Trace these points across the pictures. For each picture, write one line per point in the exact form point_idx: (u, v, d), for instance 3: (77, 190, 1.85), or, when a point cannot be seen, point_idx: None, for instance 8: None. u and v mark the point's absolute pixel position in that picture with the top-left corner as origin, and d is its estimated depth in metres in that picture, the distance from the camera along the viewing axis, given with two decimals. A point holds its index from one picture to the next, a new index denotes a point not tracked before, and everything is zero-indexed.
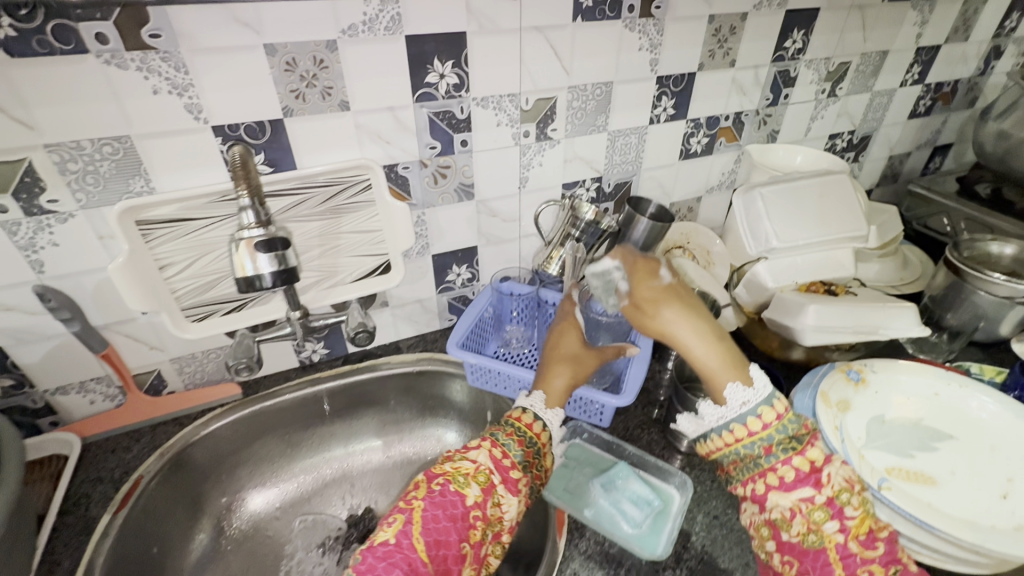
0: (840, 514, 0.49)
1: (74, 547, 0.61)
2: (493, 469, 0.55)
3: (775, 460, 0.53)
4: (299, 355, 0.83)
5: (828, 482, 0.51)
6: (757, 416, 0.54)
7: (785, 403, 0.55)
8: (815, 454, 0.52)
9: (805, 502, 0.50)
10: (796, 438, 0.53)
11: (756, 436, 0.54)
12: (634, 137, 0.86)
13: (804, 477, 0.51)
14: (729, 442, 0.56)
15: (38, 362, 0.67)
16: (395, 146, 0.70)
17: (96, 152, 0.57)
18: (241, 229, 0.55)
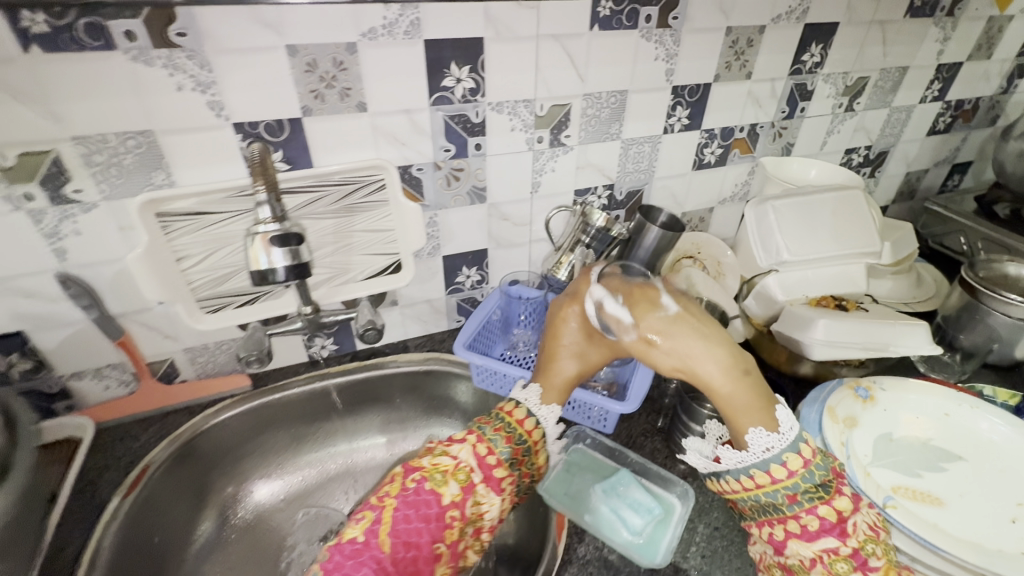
0: (863, 565, 0.49)
1: (82, 529, 0.62)
2: (476, 467, 0.55)
3: (797, 510, 0.51)
4: (308, 350, 0.85)
5: (852, 532, 0.50)
6: (779, 464, 0.51)
7: (811, 447, 0.53)
8: (841, 504, 0.51)
9: (827, 552, 0.50)
10: (823, 485, 0.51)
11: (780, 483, 0.51)
12: (648, 146, 0.87)
13: (829, 527, 0.50)
14: (749, 485, 0.53)
15: (57, 347, 0.69)
16: (410, 148, 0.72)
17: (121, 146, 0.59)
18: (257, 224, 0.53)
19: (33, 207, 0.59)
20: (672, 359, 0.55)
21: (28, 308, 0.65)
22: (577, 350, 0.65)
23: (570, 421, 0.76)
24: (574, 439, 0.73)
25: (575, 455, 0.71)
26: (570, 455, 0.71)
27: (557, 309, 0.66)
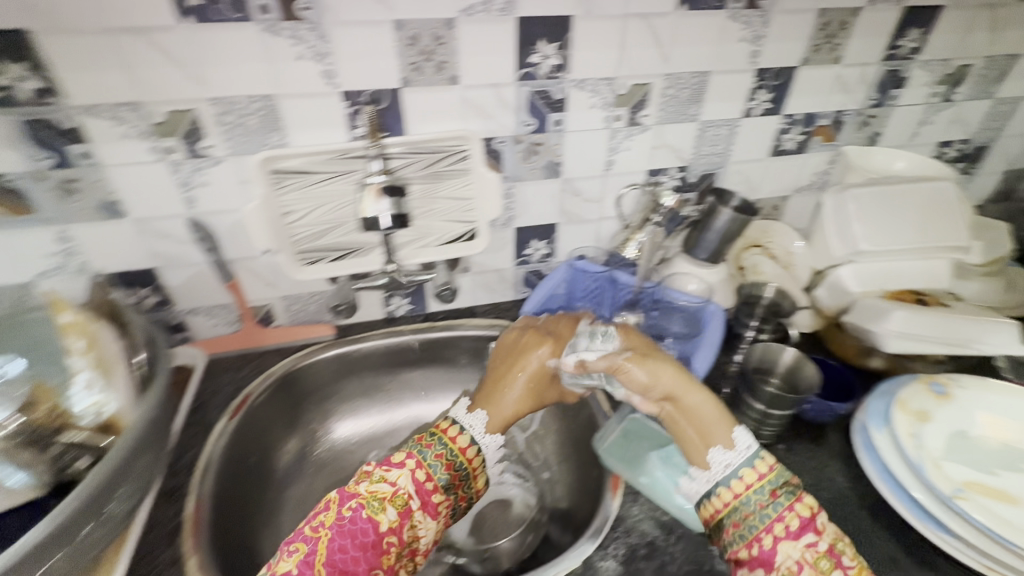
0: (841, 562, 0.49)
1: (197, 441, 0.72)
2: (414, 493, 0.54)
3: (777, 512, 0.51)
4: (386, 308, 0.92)
5: (824, 530, 0.50)
6: (743, 473, 0.53)
7: (768, 461, 0.54)
8: (811, 502, 0.52)
9: (810, 552, 0.49)
10: (791, 486, 0.52)
11: (753, 488, 0.52)
12: (725, 129, 0.87)
13: (806, 523, 0.50)
14: (730, 497, 0.53)
15: (180, 285, 0.79)
16: (494, 121, 0.76)
17: (248, 108, 0.66)
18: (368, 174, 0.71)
19: (173, 158, 0.68)
20: (631, 390, 0.60)
21: (162, 248, 0.75)
22: (524, 382, 0.64)
23: None
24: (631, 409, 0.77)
25: (634, 423, 0.74)
26: (628, 424, 0.74)
27: (521, 340, 0.68)
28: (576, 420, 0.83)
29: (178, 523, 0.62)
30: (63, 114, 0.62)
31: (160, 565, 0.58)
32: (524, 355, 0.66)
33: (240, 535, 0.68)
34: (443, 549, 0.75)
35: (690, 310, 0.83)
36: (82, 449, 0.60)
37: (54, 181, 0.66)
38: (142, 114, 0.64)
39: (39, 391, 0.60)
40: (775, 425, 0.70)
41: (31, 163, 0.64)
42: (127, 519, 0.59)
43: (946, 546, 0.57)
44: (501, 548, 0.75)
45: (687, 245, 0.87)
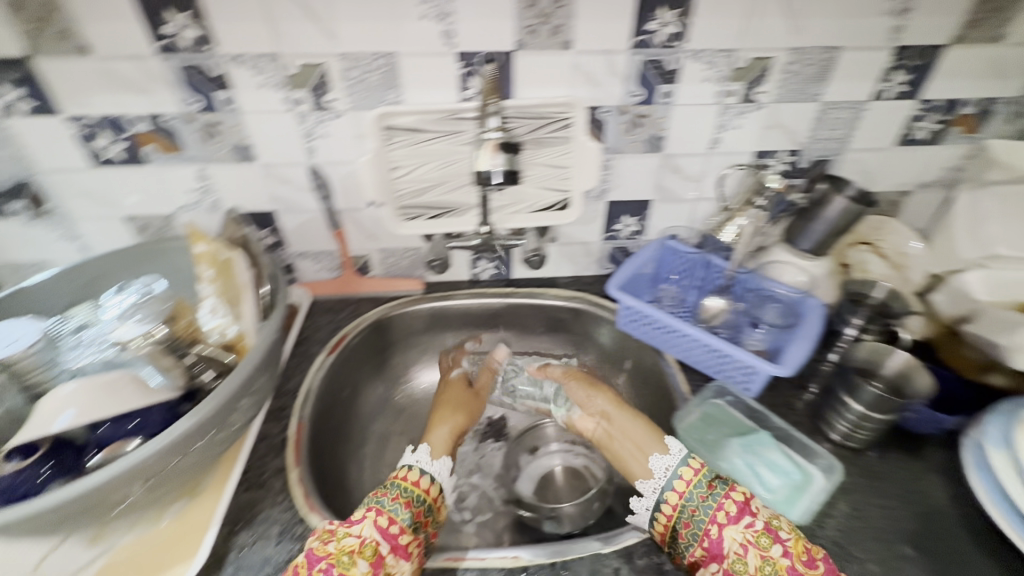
0: (779, 536, 0.54)
1: (299, 370, 0.79)
2: (382, 539, 0.55)
3: (716, 502, 0.57)
4: (472, 271, 0.95)
5: (758, 512, 0.56)
6: (681, 474, 0.61)
7: (699, 461, 0.63)
8: (742, 490, 0.58)
9: (750, 532, 0.54)
10: (727, 479, 0.59)
11: (693, 484, 0.60)
12: (849, 111, 0.80)
13: (741, 507, 0.56)
14: (676, 500, 0.59)
15: (293, 229, 0.86)
16: (602, 90, 0.75)
17: (371, 64, 0.70)
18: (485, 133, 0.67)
19: (301, 109, 0.73)
20: (572, 412, 0.76)
21: (281, 192, 0.81)
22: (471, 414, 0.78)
23: (712, 377, 0.77)
24: (715, 394, 0.75)
25: (713, 409, 0.73)
26: (706, 408, 0.72)
27: (449, 380, 0.84)
28: (651, 399, 0.83)
29: (282, 439, 0.69)
30: (214, 62, 0.68)
31: (267, 474, 0.65)
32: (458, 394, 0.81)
33: (331, 460, 0.74)
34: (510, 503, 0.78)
35: (788, 303, 0.80)
36: (209, 362, 0.68)
37: (200, 123, 0.73)
38: (278, 66, 0.69)
39: (179, 308, 0.70)
40: (868, 430, 0.67)
41: (185, 106, 0.72)
42: (243, 431, 0.66)
43: None
44: (564, 510, 0.73)
45: (791, 235, 0.82)
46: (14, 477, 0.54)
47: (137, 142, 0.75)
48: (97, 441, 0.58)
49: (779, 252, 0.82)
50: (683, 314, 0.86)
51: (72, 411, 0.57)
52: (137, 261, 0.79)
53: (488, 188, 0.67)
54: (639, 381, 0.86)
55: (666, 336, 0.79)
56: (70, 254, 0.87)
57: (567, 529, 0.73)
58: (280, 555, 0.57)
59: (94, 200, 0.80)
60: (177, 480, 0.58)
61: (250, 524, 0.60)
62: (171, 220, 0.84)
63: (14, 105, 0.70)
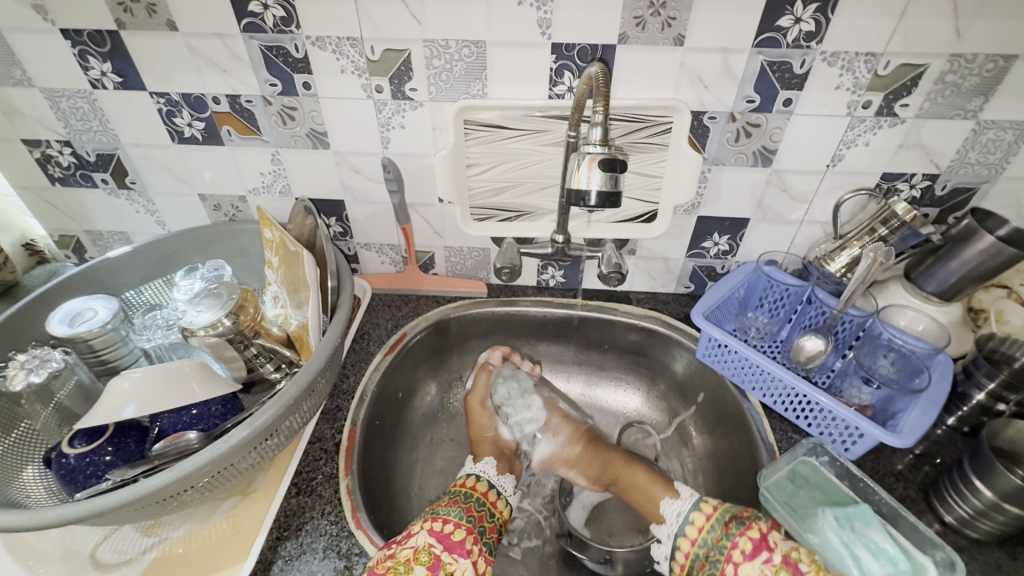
0: (798, 569, 0.53)
1: (357, 368, 0.77)
2: (436, 541, 0.57)
3: (730, 541, 0.58)
4: (539, 277, 0.89)
5: (776, 547, 0.56)
6: (692, 521, 0.63)
7: (710, 503, 0.63)
8: (759, 527, 0.58)
9: (767, 567, 0.54)
10: (742, 518, 0.59)
11: (706, 529, 0.61)
12: (1013, 133, 0.66)
13: (758, 544, 0.56)
14: (690, 546, 0.62)
15: (361, 220, 0.83)
16: (711, 93, 0.66)
17: (456, 54, 0.64)
18: (586, 144, 0.57)
19: (379, 98, 0.69)
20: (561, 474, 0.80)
21: (352, 182, 0.78)
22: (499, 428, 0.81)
23: (810, 431, 0.68)
24: (807, 451, 0.65)
25: (804, 468, 0.64)
26: (797, 466, 0.64)
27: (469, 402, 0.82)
28: (726, 440, 0.75)
29: (335, 442, 0.67)
30: (296, 43, 0.65)
31: (317, 480, 0.63)
32: (481, 413, 0.81)
33: (381, 470, 0.72)
34: (559, 535, 0.72)
35: (905, 353, 0.66)
36: (271, 355, 0.69)
37: (277, 107, 0.71)
38: (360, 51, 0.65)
39: (247, 296, 0.67)
40: (998, 523, 0.56)
41: (264, 88, 0.69)
42: (296, 435, 0.64)
43: None
44: (620, 553, 0.68)
45: (913, 272, 0.71)
46: (81, 460, 0.55)
47: (215, 121, 0.73)
48: (158, 427, 0.59)
49: (898, 289, 0.74)
50: (773, 350, 0.77)
51: (134, 404, 0.55)
52: (210, 241, 0.80)
53: (580, 208, 0.58)
54: (712, 417, 0.78)
55: (755, 377, 0.71)
56: (150, 227, 0.88)
57: (619, 573, 0.68)
58: (324, 571, 0.55)
59: (173, 176, 0.80)
60: (231, 481, 0.58)
61: (296, 533, 0.58)
62: (244, 201, 0.83)
63: (103, 79, 0.69)
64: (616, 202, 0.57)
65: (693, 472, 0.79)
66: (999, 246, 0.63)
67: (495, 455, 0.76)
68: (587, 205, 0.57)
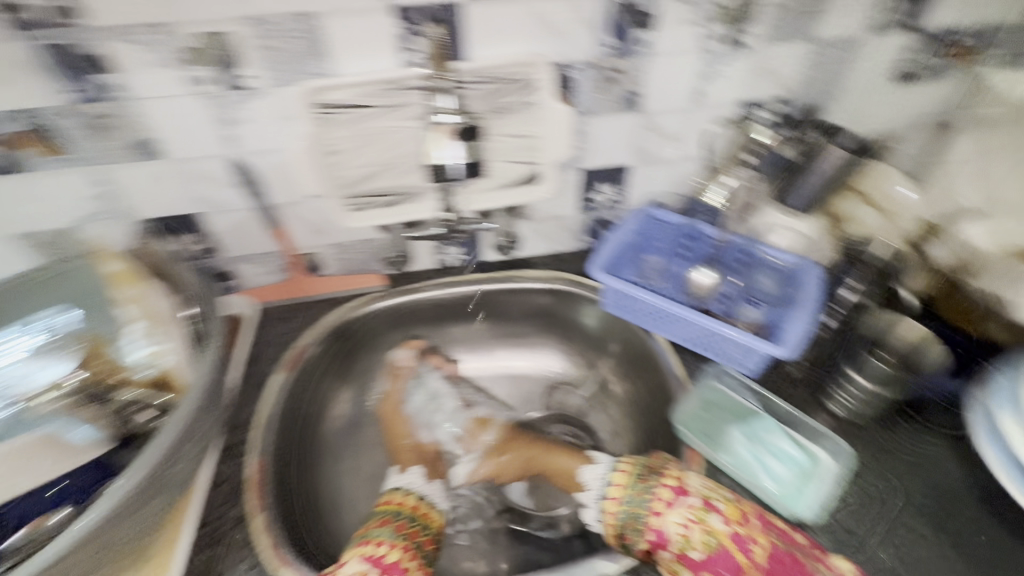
0: (715, 507, 0.54)
1: (254, 395, 0.70)
2: (370, 566, 0.54)
3: (652, 493, 0.57)
4: (439, 258, 0.85)
5: (694, 491, 0.56)
6: (613, 481, 0.62)
7: (626, 460, 0.64)
8: (676, 476, 0.58)
9: (689, 510, 0.54)
10: (657, 470, 0.60)
11: (626, 484, 0.60)
12: (844, 50, 0.71)
13: (677, 492, 0.56)
14: (614, 505, 0.59)
15: (227, 230, 0.74)
16: (570, 43, 0.64)
17: (289, 29, 0.57)
18: (438, 116, 0.63)
19: (210, 91, 0.60)
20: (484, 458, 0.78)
21: (205, 192, 0.69)
22: (416, 433, 0.79)
23: (711, 359, 0.72)
24: (712, 376, 0.71)
25: (714, 393, 0.68)
26: (707, 392, 0.68)
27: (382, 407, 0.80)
28: (644, 383, 0.78)
29: (241, 479, 0.61)
30: (86, 37, 0.54)
31: (228, 525, 0.58)
32: (396, 416, 0.79)
33: (301, 493, 0.67)
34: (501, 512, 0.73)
35: (780, 270, 0.74)
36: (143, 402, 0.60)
37: (85, 116, 0.59)
38: (171, 38, 0.56)
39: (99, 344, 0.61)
40: (866, 404, 0.64)
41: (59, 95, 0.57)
42: (191, 479, 0.58)
43: None
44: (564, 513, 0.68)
45: (784, 193, 0.76)
46: None
47: (7, 144, 0.60)
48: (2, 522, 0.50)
49: (771, 212, 0.76)
50: (671, 288, 0.79)
51: None
52: None
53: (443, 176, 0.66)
54: (627, 362, 0.81)
55: (659, 319, 0.72)
56: None
57: (564, 532, 0.71)
58: None
59: None
60: (119, 551, 0.51)
61: None
62: (66, 234, 0.69)
63: None
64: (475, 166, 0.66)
65: (620, 420, 0.81)
66: None
67: (422, 462, 0.75)
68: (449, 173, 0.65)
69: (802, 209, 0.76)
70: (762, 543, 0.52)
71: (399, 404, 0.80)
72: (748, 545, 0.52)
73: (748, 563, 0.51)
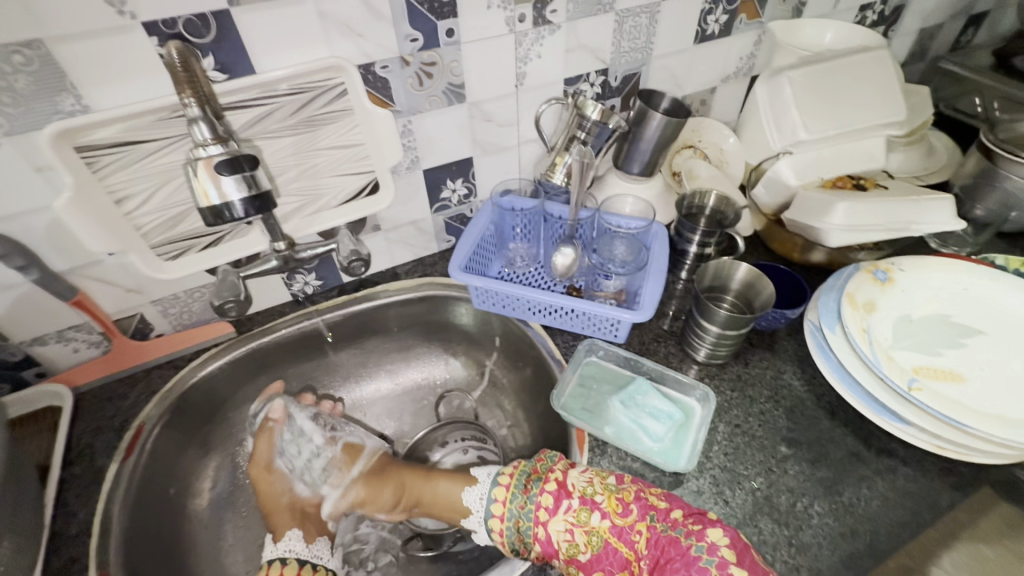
0: (595, 502, 0.53)
1: (85, 497, 0.59)
2: None
3: (534, 504, 0.56)
4: (291, 288, 0.78)
5: (574, 489, 0.55)
6: (495, 497, 0.59)
7: (507, 471, 0.61)
8: (556, 477, 0.57)
9: (570, 515, 0.53)
10: (539, 475, 0.58)
11: (508, 499, 0.58)
12: (645, 16, 0.74)
13: (557, 495, 0.55)
14: (500, 523, 0.57)
15: (5, 313, 0.61)
16: (369, 40, 0.60)
17: (6, 64, 0.47)
18: (199, 148, 0.52)
19: None
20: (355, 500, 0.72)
21: None
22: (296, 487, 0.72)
23: (583, 334, 0.73)
24: (587, 352, 0.71)
25: (589, 369, 0.70)
26: (584, 368, 0.70)
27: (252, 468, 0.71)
28: (529, 371, 0.77)
29: None
30: None
31: None
32: (268, 476, 0.71)
33: None
34: (409, 540, 0.70)
35: (630, 236, 0.76)
36: None
37: None
38: None
39: None
40: (729, 345, 0.67)
41: None
42: None
43: (906, 437, 0.59)
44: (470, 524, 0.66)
45: (618, 160, 0.79)
46: None
47: None
48: None
49: (613, 180, 0.81)
50: (537, 272, 0.82)
51: None
52: None
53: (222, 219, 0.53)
54: (510, 353, 0.80)
55: (528, 306, 0.72)
56: None
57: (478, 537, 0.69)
58: None
59: None
60: None
61: None
62: None
63: None
64: (264, 203, 0.54)
65: (514, 411, 0.80)
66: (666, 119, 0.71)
67: (298, 522, 0.68)
68: (233, 216, 0.53)
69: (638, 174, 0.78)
70: (642, 532, 0.52)
71: (270, 465, 0.72)
72: (630, 536, 0.52)
73: (632, 553, 0.51)
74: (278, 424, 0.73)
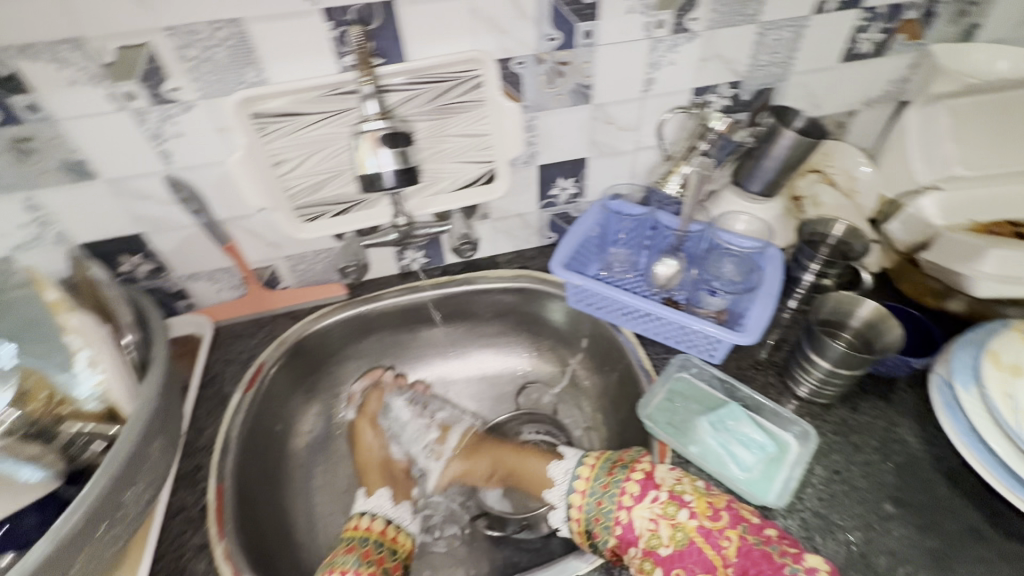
0: (683, 500, 0.54)
1: (214, 417, 0.68)
2: None
3: (620, 487, 0.58)
4: (400, 262, 0.83)
5: (662, 483, 0.56)
6: (580, 475, 0.63)
7: (592, 455, 0.65)
8: (644, 468, 0.58)
9: (656, 506, 0.54)
10: (625, 463, 0.60)
11: (592, 479, 0.61)
12: (790, 30, 0.70)
13: (643, 486, 0.56)
14: (581, 499, 0.60)
15: (174, 250, 0.71)
16: (510, 37, 0.63)
17: (213, 38, 0.55)
18: (365, 122, 0.59)
19: (136, 107, 0.57)
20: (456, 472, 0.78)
21: (146, 211, 0.66)
22: (387, 449, 0.78)
23: (677, 349, 0.72)
24: (679, 367, 0.70)
25: (679, 384, 0.68)
26: (674, 383, 0.68)
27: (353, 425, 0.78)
28: (614, 376, 0.77)
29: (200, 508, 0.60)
30: None
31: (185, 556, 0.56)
32: (367, 435, 0.77)
33: (267, 515, 0.66)
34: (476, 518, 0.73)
35: (741, 256, 0.74)
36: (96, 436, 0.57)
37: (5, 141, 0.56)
38: (87, 54, 0.53)
39: None
40: (839, 386, 0.62)
41: None
42: (146, 513, 0.56)
43: None
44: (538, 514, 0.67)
45: (739, 175, 0.75)
46: None
47: None
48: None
49: (729, 196, 0.77)
50: (635, 281, 0.80)
51: None
52: None
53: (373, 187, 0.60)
54: (597, 356, 0.80)
55: (625, 312, 0.72)
56: None
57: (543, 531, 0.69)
58: None
59: None
60: None
61: None
62: None
63: None
64: (411, 176, 0.60)
65: (592, 414, 0.80)
66: (799, 139, 0.67)
67: (388, 481, 0.73)
68: (382, 185, 0.59)
69: (757, 193, 0.75)
70: (731, 539, 0.52)
71: (374, 422, 0.79)
72: (718, 541, 0.52)
73: (717, 557, 0.51)
74: (386, 389, 0.81)
